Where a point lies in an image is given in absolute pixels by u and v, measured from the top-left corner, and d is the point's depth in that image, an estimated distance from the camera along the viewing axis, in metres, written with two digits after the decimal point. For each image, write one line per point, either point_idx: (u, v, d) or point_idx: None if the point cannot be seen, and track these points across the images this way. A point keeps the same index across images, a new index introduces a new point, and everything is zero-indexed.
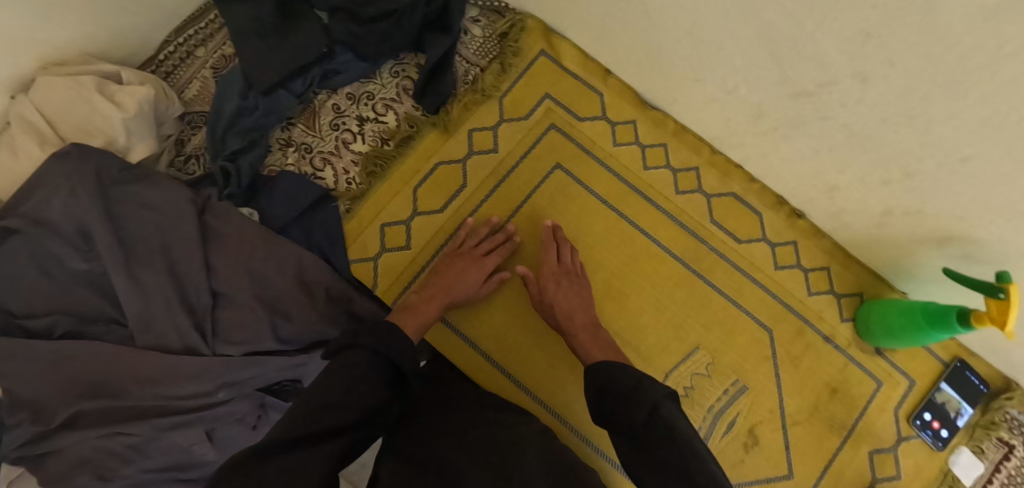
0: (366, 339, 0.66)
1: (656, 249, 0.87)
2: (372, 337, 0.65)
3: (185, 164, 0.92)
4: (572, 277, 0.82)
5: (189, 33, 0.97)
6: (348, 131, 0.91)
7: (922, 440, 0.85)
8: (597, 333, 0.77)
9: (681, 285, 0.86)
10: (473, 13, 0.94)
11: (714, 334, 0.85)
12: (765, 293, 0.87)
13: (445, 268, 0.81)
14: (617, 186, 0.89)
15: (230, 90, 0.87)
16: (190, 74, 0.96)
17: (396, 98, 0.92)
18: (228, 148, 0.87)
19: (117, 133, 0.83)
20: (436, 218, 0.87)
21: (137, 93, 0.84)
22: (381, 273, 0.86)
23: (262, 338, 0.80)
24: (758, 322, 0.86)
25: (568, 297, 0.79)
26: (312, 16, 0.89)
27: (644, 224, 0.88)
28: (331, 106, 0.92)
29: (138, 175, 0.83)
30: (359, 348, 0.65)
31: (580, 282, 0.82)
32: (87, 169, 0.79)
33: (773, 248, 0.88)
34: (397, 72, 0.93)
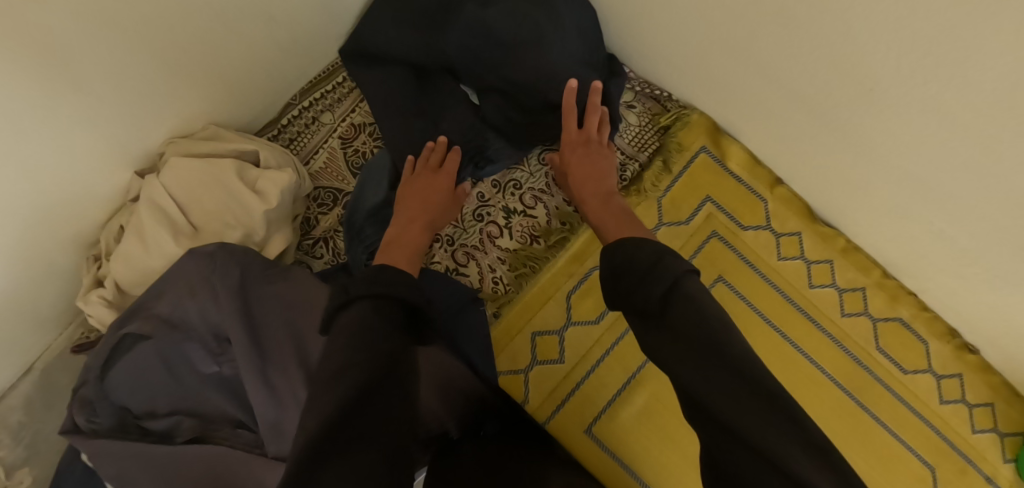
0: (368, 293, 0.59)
1: (819, 375, 0.83)
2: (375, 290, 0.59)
3: (312, 247, 0.85)
4: (592, 146, 0.78)
5: (317, 97, 0.91)
6: (493, 224, 0.84)
7: None
8: (610, 202, 0.75)
9: (846, 416, 0.82)
10: (629, 98, 0.89)
11: (875, 470, 0.81)
12: (928, 429, 0.82)
13: (411, 185, 0.78)
14: (780, 304, 0.85)
15: (382, 182, 0.83)
16: (317, 143, 0.90)
17: (546, 188, 0.85)
18: (367, 242, 0.80)
19: (256, 225, 0.76)
20: (591, 329, 0.82)
21: (278, 181, 0.76)
22: (533, 387, 0.81)
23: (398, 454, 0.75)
24: (920, 459, 0.81)
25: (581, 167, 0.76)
26: (456, 94, 0.83)
27: (809, 347, 0.84)
28: (476, 196, 0.85)
29: (279, 272, 0.76)
30: (352, 300, 0.59)
31: (600, 151, 0.79)
32: (230, 267, 0.72)
33: (939, 380, 0.82)
34: (546, 159, 0.86)
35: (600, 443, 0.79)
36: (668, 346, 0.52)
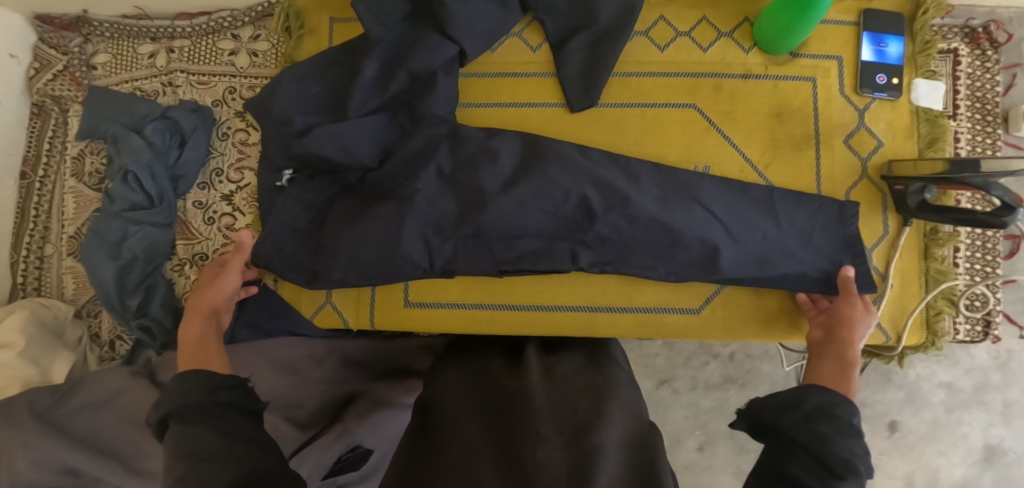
0: (450, 431, 0.57)
1: (537, 110, 0.83)
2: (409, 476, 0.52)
3: (113, 350, 0.91)
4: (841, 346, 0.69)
5: (27, 241, 0.93)
6: (224, 215, 0.90)
7: (880, 100, 0.82)
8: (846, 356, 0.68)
9: (594, 124, 0.82)
10: (250, 32, 0.93)
11: (649, 143, 0.82)
12: (668, 78, 0.83)
13: (833, 351, 0.69)
14: (482, 82, 0.85)
15: (98, 259, 0.84)
16: (57, 273, 0.93)
17: (241, 155, 0.91)
18: (131, 308, 0.84)
19: (27, 369, 0.80)
20: None
21: (18, 322, 0.83)
22: (343, 307, 0.87)
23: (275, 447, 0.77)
24: (676, 106, 0.82)
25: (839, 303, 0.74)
26: (133, 139, 0.87)
27: (527, 98, 0.84)
28: (195, 206, 0.90)
29: (69, 388, 0.79)
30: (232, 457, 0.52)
31: (846, 350, 0.68)
32: (19, 412, 0.74)
33: (647, 34, 0.84)
34: (226, 133, 0.92)
35: (423, 304, 0.85)
36: (775, 415, 0.60)
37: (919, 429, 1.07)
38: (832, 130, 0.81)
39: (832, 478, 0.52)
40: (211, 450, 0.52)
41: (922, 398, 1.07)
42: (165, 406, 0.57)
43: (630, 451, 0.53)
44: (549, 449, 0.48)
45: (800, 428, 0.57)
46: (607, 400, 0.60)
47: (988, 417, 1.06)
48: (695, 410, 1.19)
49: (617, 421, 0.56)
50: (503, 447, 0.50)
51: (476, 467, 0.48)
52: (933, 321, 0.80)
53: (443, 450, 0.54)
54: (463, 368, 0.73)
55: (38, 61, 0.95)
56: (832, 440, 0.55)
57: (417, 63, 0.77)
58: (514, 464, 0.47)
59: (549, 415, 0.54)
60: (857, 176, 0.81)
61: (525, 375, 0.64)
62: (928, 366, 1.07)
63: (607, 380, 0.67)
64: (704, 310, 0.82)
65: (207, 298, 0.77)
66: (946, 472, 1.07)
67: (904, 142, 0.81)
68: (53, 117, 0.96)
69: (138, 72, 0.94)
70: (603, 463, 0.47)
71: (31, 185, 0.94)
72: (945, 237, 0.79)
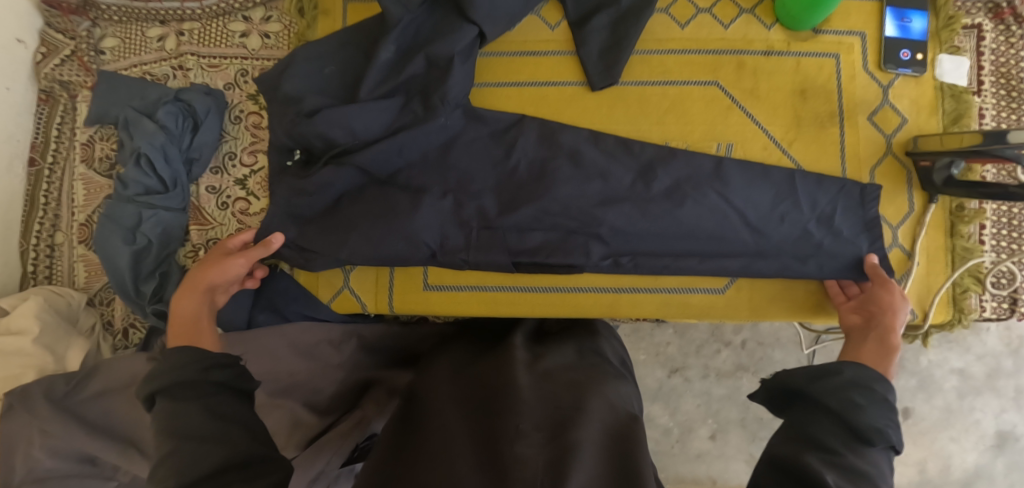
0: (432, 421, 0.58)
1: (557, 89, 0.82)
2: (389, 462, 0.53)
3: (126, 338, 0.90)
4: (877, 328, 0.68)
5: (37, 229, 0.92)
6: (238, 200, 0.88)
7: (904, 76, 0.81)
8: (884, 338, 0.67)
9: (616, 103, 0.81)
10: (262, 13, 0.91)
11: (671, 121, 0.81)
12: (689, 55, 0.82)
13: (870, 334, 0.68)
14: (500, 62, 0.83)
15: (112, 244, 0.83)
16: (69, 260, 0.91)
17: (255, 139, 0.90)
18: (146, 294, 0.83)
19: (41, 357, 0.79)
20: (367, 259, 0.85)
21: (31, 309, 0.81)
22: (361, 292, 0.86)
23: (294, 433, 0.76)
24: (698, 83, 0.81)
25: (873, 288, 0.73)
26: (146, 123, 0.85)
27: (546, 77, 0.83)
28: (208, 191, 0.89)
29: (85, 375, 0.78)
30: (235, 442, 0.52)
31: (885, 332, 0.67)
32: (35, 398, 0.73)
33: (668, 12, 0.82)
34: (238, 116, 0.90)
35: (442, 288, 0.84)
36: (807, 382, 0.58)
37: (931, 416, 1.10)
38: (856, 107, 0.80)
39: (861, 444, 0.52)
40: (200, 430, 0.52)
41: (934, 384, 1.10)
42: (156, 381, 0.55)
43: (609, 446, 0.54)
44: (527, 445, 0.50)
45: (835, 395, 0.56)
46: (588, 393, 0.61)
47: (1000, 403, 1.09)
48: (707, 399, 1.18)
49: (598, 415, 0.57)
50: (484, 440, 0.52)
51: (455, 461, 0.50)
52: (960, 298, 0.79)
53: (425, 438, 0.55)
54: (450, 354, 0.73)
55: (46, 46, 0.93)
56: (866, 410, 0.54)
57: (436, 47, 0.76)
58: (492, 459, 0.49)
59: (532, 409, 0.56)
60: (881, 153, 0.80)
61: (509, 365, 0.65)
62: (940, 353, 1.10)
63: (591, 372, 0.67)
64: (728, 290, 0.81)
65: (205, 277, 0.73)
66: (958, 458, 1.10)
67: (929, 119, 0.80)
68: (62, 103, 0.94)
69: (148, 56, 0.93)
70: (582, 460, 0.49)
71: (40, 173, 0.93)
72: (971, 214, 0.79)
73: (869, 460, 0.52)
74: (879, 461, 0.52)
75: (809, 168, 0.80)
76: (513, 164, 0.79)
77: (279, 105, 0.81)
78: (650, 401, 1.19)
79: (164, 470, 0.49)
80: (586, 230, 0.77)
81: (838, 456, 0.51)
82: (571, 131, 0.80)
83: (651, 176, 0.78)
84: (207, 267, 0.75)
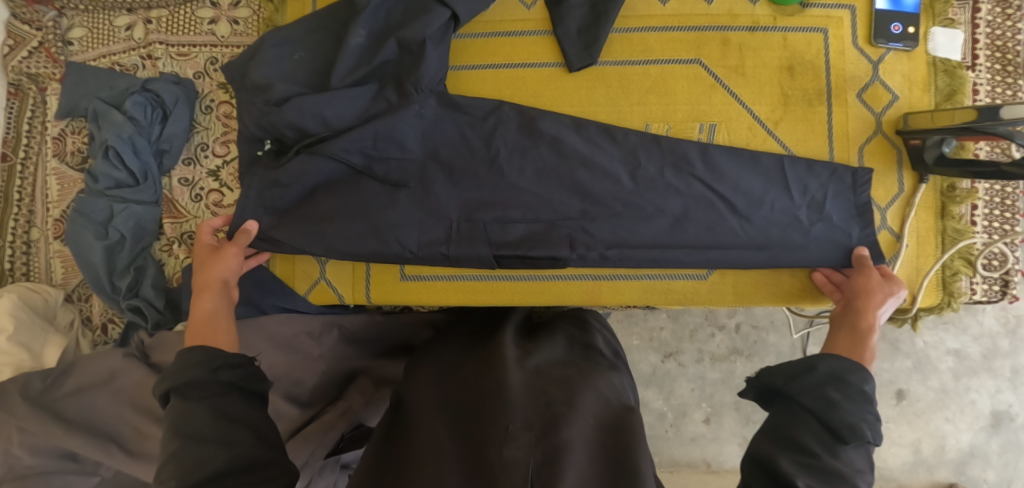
0: (421, 428, 0.58)
1: (534, 71, 0.80)
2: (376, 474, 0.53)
3: (106, 333, 0.89)
4: (854, 317, 0.66)
5: (13, 226, 0.90)
6: (211, 191, 0.87)
7: (895, 51, 0.78)
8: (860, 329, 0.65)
9: (595, 84, 0.79)
10: None
11: (652, 103, 0.78)
12: (671, 33, 0.78)
13: (848, 324, 0.66)
14: (474, 44, 0.81)
15: (85, 238, 0.82)
16: (46, 257, 0.90)
17: (227, 128, 0.88)
18: (121, 289, 0.82)
19: (19, 355, 0.79)
20: None
21: (6, 307, 0.80)
22: (339, 282, 0.84)
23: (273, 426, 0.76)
24: (680, 62, 0.78)
25: (854, 279, 0.71)
26: (116, 115, 0.84)
27: (522, 58, 0.80)
28: (181, 183, 0.87)
29: (62, 371, 0.77)
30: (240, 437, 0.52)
31: (861, 322, 0.65)
32: (10, 396, 0.73)
33: None
34: (210, 106, 0.88)
35: (421, 277, 0.82)
36: (785, 379, 0.57)
37: (925, 397, 1.09)
38: (846, 83, 0.77)
39: (838, 444, 0.52)
40: (207, 433, 0.51)
41: (929, 365, 1.09)
42: (168, 379, 0.55)
43: (600, 442, 0.55)
44: (517, 447, 0.49)
45: (811, 394, 0.55)
46: (579, 387, 0.61)
47: (996, 383, 1.07)
48: (700, 383, 1.17)
49: (589, 411, 0.57)
50: (471, 447, 0.52)
51: (443, 469, 0.50)
52: (950, 281, 0.77)
53: (412, 446, 0.55)
54: (431, 354, 0.72)
55: (12, 39, 0.91)
56: (843, 407, 0.53)
57: (407, 32, 0.73)
58: (482, 465, 0.49)
59: (521, 406, 0.55)
60: (870, 132, 0.77)
61: (496, 360, 0.64)
62: (935, 334, 1.08)
63: (582, 364, 0.67)
64: (712, 275, 0.79)
65: (215, 273, 0.72)
66: (953, 438, 1.09)
67: (920, 95, 0.77)
68: (32, 96, 0.92)
69: (116, 46, 0.90)
70: (571, 459, 0.49)
71: (12, 168, 0.91)
72: (963, 195, 0.76)
73: (846, 460, 0.51)
74: (855, 461, 0.52)
75: (796, 148, 0.77)
76: (489, 150, 0.77)
77: (247, 95, 0.78)
78: (644, 386, 1.18)
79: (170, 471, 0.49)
80: (567, 220, 0.76)
81: (815, 459, 0.50)
82: (549, 115, 0.77)
83: (633, 160, 0.75)
84: (209, 262, 0.73)
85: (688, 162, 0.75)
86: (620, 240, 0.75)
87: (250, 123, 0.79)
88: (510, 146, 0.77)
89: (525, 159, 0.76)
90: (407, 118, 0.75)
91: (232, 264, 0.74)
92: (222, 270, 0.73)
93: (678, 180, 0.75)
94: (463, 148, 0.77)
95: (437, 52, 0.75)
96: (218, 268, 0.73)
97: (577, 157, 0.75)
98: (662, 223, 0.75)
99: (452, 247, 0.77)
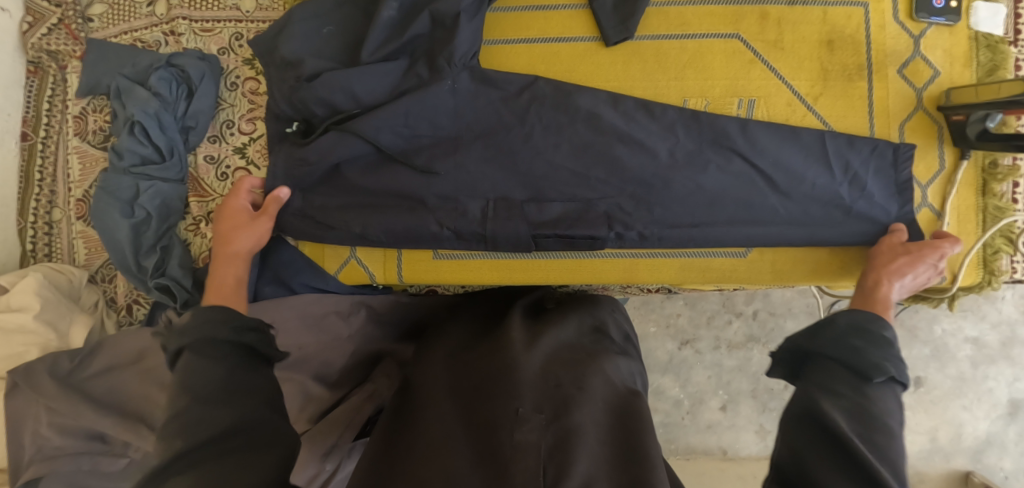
0: (431, 402, 0.57)
1: (569, 46, 0.78)
2: (385, 451, 0.53)
3: (130, 315, 0.88)
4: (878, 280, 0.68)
5: (33, 207, 0.89)
6: (238, 170, 0.85)
7: (937, 26, 0.76)
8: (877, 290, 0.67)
9: (630, 59, 0.77)
10: None
11: (690, 77, 0.77)
12: (709, 6, 0.77)
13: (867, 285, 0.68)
14: (508, 18, 0.79)
15: (111, 218, 0.81)
16: (68, 237, 0.89)
17: (252, 105, 0.86)
18: (148, 268, 0.81)
19: (45, 334, 0.78)
20: None
21: (30, 286, 0.79)
22: (369, 261, 0.83)
23: (303, 405, 0.74)
24: (718, 36, 0.77)
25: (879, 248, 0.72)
26: (140, 92, 0.82)
27: (557, 33, 0.78)
28: (207, 161, 0.85)
29: (90, 351, 0.76)
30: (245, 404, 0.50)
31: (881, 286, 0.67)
32: (39, 374, 0.72)
33: None
34: (235, 82, 0.86)
35: (453, 256, 0.81)
36: (806, 337, 0.56)
37: (943, 385, 1.08)
38: (886, 59, 0.76)
39: (865, 385, 0.50)
40: (217, 396, 0.49)
41: (948, 353, 1.08)
42: (184, 336, 0.53)
43: (610, 425, 0.54)
44: (527, 430, 0.50)
45: (833, 344, 0.54)
46: (589, 369, 0.60)
47: (1014, 372, 1.06)
48: (718, 370, 1.16)
49: (599, 395, 0.56)
50: (480, 429, 0.52)
51: (452, 449, 0.50)
52: (991, 260, 0.76)
53: (422, 423, 0.55)
54: (453, 330, 0.72)
55: (31, 16, 0.89)
56: (866, 351, 0.52)
57: (441, 4, 0.72)
58: (492, 448, 0.49)
59: (532, 388, 0.55)
60: (912, 108, 0.76)
61: (505, 339, 0.64)
62: (955, 321, 1.07)
63: (590, 346, 0.66)
64: (751, 253, 0.77)
65: (234, 241, 0.74)
66: (970, 426, 1.08)
67: (962, 70, 0.76)
68: (51, 74, 0.91)
69: (137, 22, 0.89)
70: (583, 444, 0.50)
71: (33, 147, 0.90)
72: (1005, 172, 0.75)
73: (876, 399, 0.49)
74: (886, 400, 0.50)
75: (836, 124, 0.76)
76: (523, 125, 0.75)
77: (278, 70, 0.77)
78: (661, 373, 1.17)
79: (174, 425, 0.47)
80: (603, 197, 0.75)
81: (843, 401, 0.49)
82: (585, 91, 0.76)
83: (672, 135, 0.74)
84: (229, 229, 0.75)
85: (725, 137, 0.74)
86: (657, 217, 0.74)
87: (280, 99, 0.78)
88: (545, 123, 0.75)
89: (559, 135, 0.75)
90: (440, 93, 0.74)
91: (253, 231, 0.75)
92: (245, 235, 0.74)
93: (716, 156, 0.74)
94: (495, 126, 0.76)
95: (471, 24, 0.73)
96: (241, 232, 0.74)
97: (612, 133, 0.74)
98: (700, 200, 0.74)
99: (487, 225, 0.75)
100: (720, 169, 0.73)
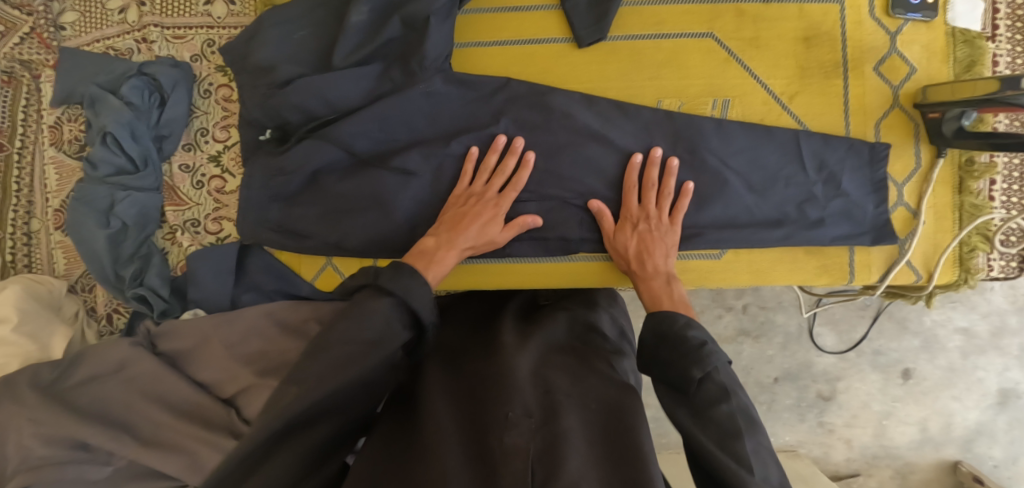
0: (418, 406, 0.57)
1: (543, 48, 0.77)
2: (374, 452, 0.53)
3: (111, 324, 0.88)
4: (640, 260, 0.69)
5: (11, 217, 0.89)
6: (213, 178, 0.85)
7: (914, 21, 0.75)
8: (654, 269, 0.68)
9: (605, 60, 0.77)
10: None
11: (665, 77, 0.76)
12: (684, 5, 0.76)
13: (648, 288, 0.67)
14: (481, 20, 0.78)
15: (88, 228, 0.81)
16: (47, 248, 0.89)
17: (227, 112, 0.86)
18: (126, 278, 0.81)
19: (26, 345, 0.78)
20: None
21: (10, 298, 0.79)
22: (346, 268, 0.83)
23: None
24: (692, 35, 0.76)
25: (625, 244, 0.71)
26: (112, 102, 0.82)
27: (530, 35, 0.78)
28: (181, 169, 0.85)
29: (72, 362, 0.76)
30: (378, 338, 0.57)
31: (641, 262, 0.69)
32: (20, 386, 0.72)
33: None
34: (208, 90, 0.86)
35: None
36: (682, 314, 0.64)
37: (933, 376, 1.08)
38: (863, 55, 0.75)
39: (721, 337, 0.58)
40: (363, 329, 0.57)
41: (937, 344, 1.08)
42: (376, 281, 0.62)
43: (600, 426, 0.54)
44: (517, 434, 0.51)
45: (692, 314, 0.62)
46: (580, 373, 0.60)
47: (1003, 361, 1.06)
48: None
49: (589, 398, 0.57)
50: (472, 434, 0.52)
51: (438, 449, 0.51)
52: (967, 258, 0.76)
53: (413, 426, 0.55)
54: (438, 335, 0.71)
55: (3, 25, 0.89)
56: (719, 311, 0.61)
57: (410, 8, 0.71)
58: (483, 453, 0.50)
59: (523, 393, 0.55)
60: (888, 105, 0.75)
61: (497, 343, 0.64)
62: (943, 312, 1.07)
63: (581, 347, 0.66)
64: (726, 254, 0.77)
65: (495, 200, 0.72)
66: (960, 416, 1.08)
67: (940, 66, 0.75)
68: (25, 84, 0.90)
69: (109, 30, 0.88)
70: (572, 447, 0.50)
71: (9, 157, 0.89)
72: (981, 169, 0.74)
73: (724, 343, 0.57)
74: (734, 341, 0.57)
75: (811, 123, 0.75)
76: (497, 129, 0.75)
77: (251, 77, 0.77)
78: None
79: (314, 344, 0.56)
80: (578, 200, 0.75)
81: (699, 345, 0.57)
82: (560, 92, 0.75)
83: (648, 136, 0.74)
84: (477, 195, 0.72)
85: (701, 138, 0.73)
86: None
87: (253, 105, 0.77)
88: (520, 126, 0.75)
89: (534, 138, 0.75)
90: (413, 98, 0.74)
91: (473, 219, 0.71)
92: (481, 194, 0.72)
93: (692, 156, 0.73)
94: (470, 129, 0.75)
95: (442, 28, 0.73)
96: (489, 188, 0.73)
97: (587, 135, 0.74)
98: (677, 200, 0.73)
99: None
100: (695, 170, 0.73)
